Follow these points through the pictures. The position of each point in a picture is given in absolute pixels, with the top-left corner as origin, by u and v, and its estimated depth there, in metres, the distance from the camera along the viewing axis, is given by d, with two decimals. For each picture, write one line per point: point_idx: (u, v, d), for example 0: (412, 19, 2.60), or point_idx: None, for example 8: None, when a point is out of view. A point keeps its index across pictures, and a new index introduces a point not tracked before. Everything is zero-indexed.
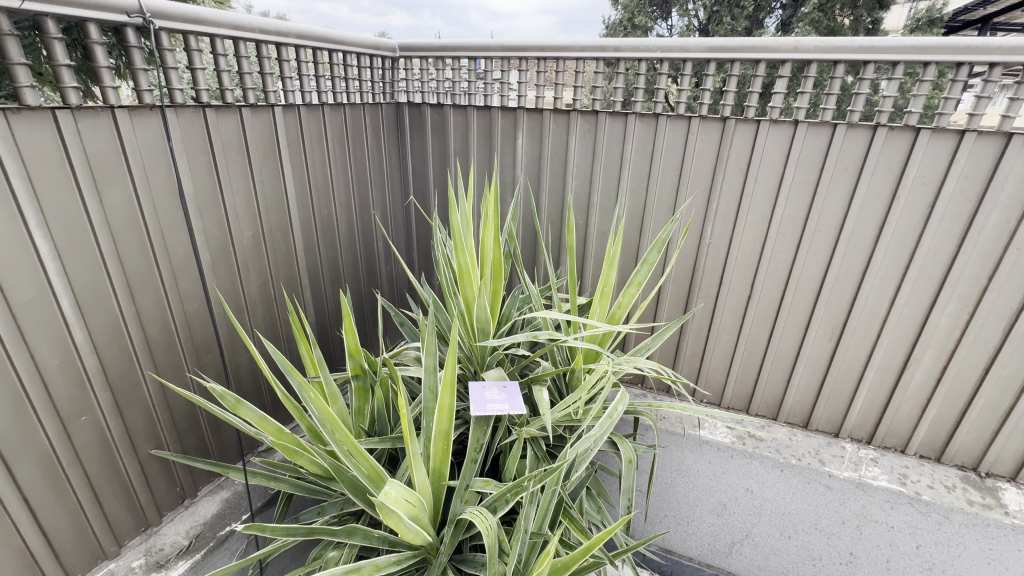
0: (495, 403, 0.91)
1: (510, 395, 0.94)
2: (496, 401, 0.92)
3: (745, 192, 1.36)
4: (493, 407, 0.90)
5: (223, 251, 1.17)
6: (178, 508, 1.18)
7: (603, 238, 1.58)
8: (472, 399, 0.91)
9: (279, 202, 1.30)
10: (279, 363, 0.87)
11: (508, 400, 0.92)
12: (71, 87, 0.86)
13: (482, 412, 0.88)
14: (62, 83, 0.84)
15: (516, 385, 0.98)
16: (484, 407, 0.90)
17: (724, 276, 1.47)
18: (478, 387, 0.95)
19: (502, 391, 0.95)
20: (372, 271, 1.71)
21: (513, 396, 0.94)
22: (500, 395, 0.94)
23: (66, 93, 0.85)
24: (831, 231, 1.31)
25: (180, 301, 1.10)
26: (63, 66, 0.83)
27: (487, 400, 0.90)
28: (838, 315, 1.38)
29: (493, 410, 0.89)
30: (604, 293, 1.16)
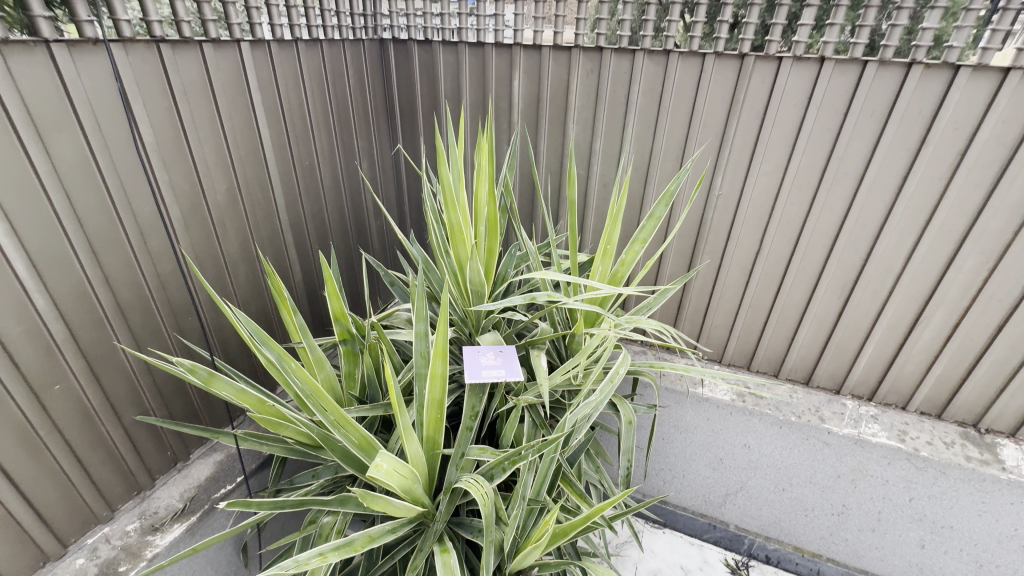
0: (492, 369, 0.87)
1: (507, 359, 0.90)
2: (493, 366, 0.87)
3: (760, 139, 1.26)
4: (489, 373, 0.85)
5: (195, 208, 1.08)
6: (172, 472, 1.17)
7: (605, 191, 1.49)
8: (468, 366, 0.87)
9: (254, 152, 1.19)
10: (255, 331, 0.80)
11: (504, 365, 0.88)
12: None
13: (479, 380, 0.83)
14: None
15: (513, 348, 0.93)
16: (480, 375, 0.85)
17: (733, 230, 1.39)
18: (472, 352, 0.90)
19: (498, 356, 0.90)
20: (361, 225, 1.62)
21: (510, 360, 0.89)
22: (496, 360, 0.89)
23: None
24: (850, 182, 1.22)
25: (152, 262, 1.02)
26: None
27: (483, 366, 0.86)
28: (851, 272, 1.32)
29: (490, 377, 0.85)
30: (607, 251, 1.08)
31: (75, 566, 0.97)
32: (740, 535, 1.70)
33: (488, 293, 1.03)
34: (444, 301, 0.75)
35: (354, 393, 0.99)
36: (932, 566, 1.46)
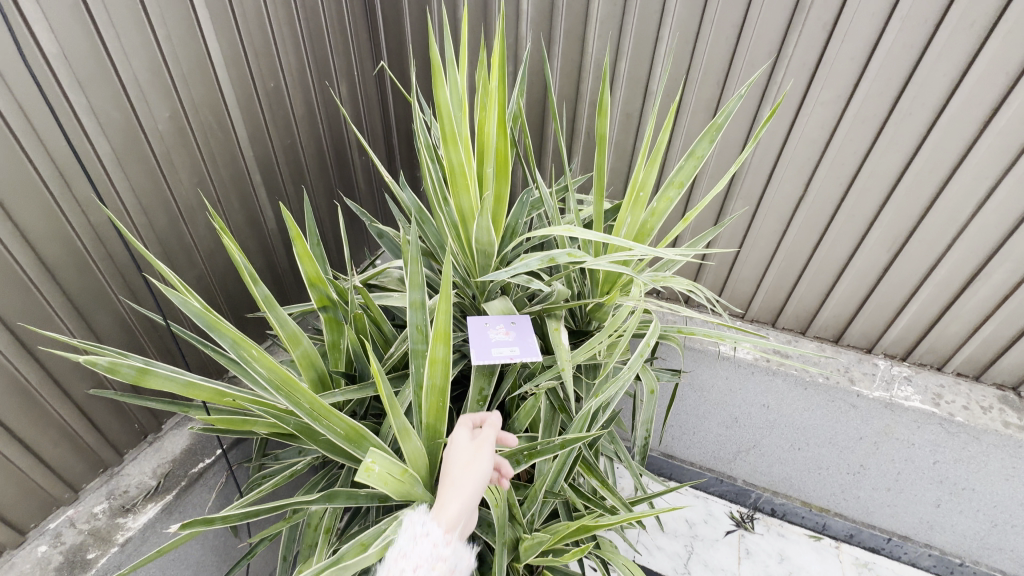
0: (503, 346, 0.72)
1: (520, 334, 0.75)
2: (504, 343, 0.73)
3: (824, 59, 1.04)
4: (500, 352, 0.71)
5: (129, 142, 0.87)
6: (142, 446, 1.05)
7: (629, 122, 1.27)
8: (474, 343, 0.72)
9: (201, 70, 0.96)
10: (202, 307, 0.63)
11: (518, 342, 0.73)
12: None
13: (488, 361, 0.69)
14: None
15: (527, 320, 0.78)
16: (489, 353, 0.70)
17: (775, 171, 1.20)
18: (478, 324, 0.75)
19: (510, 330, 0.75)
20: (343, 162, 1.40)
21: (525, 336, 0.74)
22: (508, 334, 0.75)
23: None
24: (926, 115, 1.02)
25: (81, 210, 0.83)
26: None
27: (493, 343, 0.71)
28: (908, 222, 1.15)
29: (502, 356, 0.70)
30: (637, 197, 0.90)
31: (37, 555, 0.87)
32: (747, 490, 1.66)
33: (496, 251, 0.86)
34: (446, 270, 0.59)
35: (341, 369, 0.85)
36: (943, 524, 1.43)
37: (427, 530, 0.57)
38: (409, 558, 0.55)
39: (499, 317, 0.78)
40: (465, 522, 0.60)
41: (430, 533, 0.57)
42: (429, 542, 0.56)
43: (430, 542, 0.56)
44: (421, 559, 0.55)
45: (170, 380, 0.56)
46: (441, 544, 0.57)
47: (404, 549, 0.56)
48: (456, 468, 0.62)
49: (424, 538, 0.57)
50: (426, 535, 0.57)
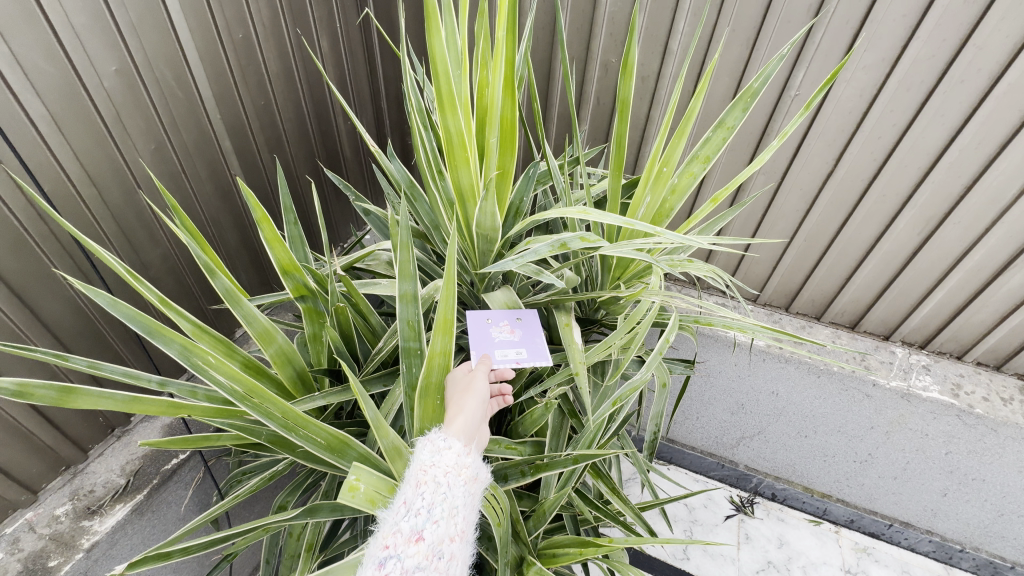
0: (508, 348, 0.66)
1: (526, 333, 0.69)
2: (508, 343, 0.66)
3: (872, 16, 0.91)
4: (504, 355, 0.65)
5: (67, 100, 0.74)
6: (109, 440, 0.96)
7: (644, 86, 1.15)
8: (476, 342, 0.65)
9: (151, 16, 0.81)
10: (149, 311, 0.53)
11: (525, 343, 0.66)
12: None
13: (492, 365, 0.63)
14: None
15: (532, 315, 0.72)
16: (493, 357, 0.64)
17: (804, 143, 1.10)
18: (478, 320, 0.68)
19: (514, 328, 0.69)
20: (326, 127, 1.27)
21: (531, 335, 0.68)
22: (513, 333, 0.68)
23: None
24: (979, 84, 0.91)
25: (11, 182, 0.70)
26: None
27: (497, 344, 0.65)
28: (945, 202, 1.06)
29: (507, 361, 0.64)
30: (660, 173, 0.80)
31: None
32: (748, 475, 1.62)
33: (500, 234, 0.76)
34: (452, 252, 0.51)
35: (324, 366, 0.75)
36: (948, 511, 1.40)
37: (449, 442, 0.55)
38: (438, 465, 0.53)
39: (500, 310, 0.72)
40: (476, 435, 0.60)
41: (453, 446, 0.55)
42: (454, 451, 0.54)
43: (455, 451, 0.54)
44: (452, 465, 0.53)
45: (104, 398, 0.48)
46: (466, 453, 0.55)
47: (428, 460, 0.53)
48: (455, 391, 0.61)
49: (449, 447, 0.54)
50: (450, 446, 0.55)
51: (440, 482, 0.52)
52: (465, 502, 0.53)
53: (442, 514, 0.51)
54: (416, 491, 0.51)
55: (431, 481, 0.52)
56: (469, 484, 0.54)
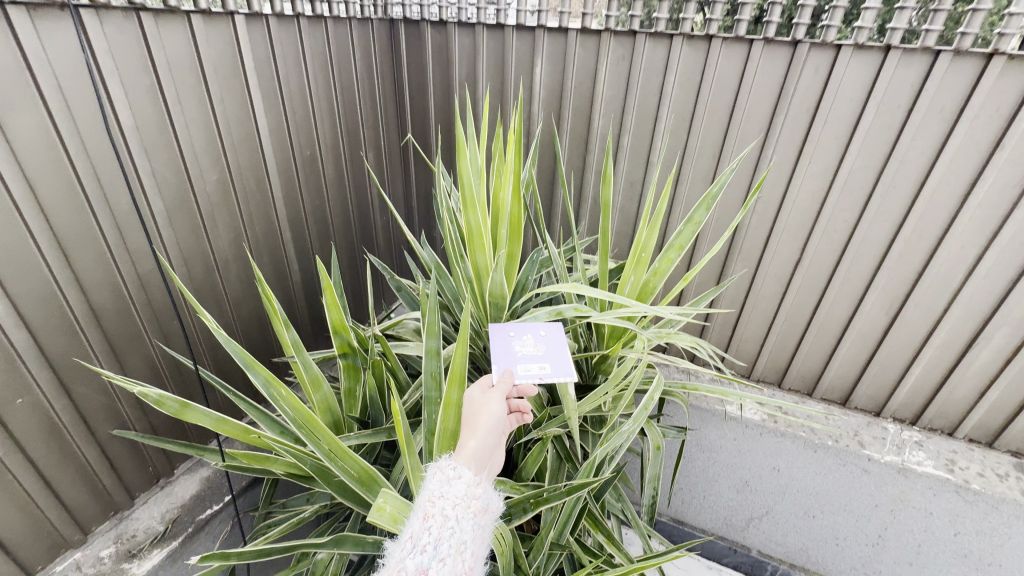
0: (531, 363, 0.73)
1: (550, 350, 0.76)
2: (532, 359, 0.74)
3: (810, 137, 1.14)
4: (528, 369, 0.72)
5: (181, 200, 0.97)
6: (154, 489, 1.06)
7: (632, 189, 1.38)
8: (502, 357, 0.73)
9: (249, 142, 1.07)
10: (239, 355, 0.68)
11: (548, 359, 0.73)
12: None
13: (515, 380, 0.69)
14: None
15: (559, 331, 0.79)
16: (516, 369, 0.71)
17: (772, 236, 1.28)
18: (505, 336, 0.76)
19: (539, 344, 0.76)
20: (366, 221, 1.52)
21: (555, 351, 0.76)
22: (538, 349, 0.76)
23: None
24: (909, 189, 1.10)
25: (131, 261, 0.91)
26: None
27: (521, 358, 0.72)
28: (903, 285, 1.20)
29: (531, 374, 0.72)
30: (640, 258, 0.97)
31: None
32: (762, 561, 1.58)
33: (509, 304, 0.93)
34: (463, 320, 0.63)
35: (355, 415, 0.88)
36: None
37: (459, 473, 0.60)
38: (446, 497, 0.57)
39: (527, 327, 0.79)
40: (484, 461, 0.66)
41: (462, 476, 0.60)
42: (463, 482, 0.59)
43: (465, 482, 0.59)
44: (459, 497, 0.58)
45: (205, 416, 0.63)
46: (474, 484, 0.60)
47: (438, 492, 0.57)
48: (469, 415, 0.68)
49: (459, 478, 0.59)
50: (459, 477, 0.59)
51: (447, 517, 0.56)
52: (472, 536, 0.56)
53: (449, 551, 0.53)
54: (424, 525, 0.54)
55: (438, 514, 0.55)
56: (475, 518, 0.58)
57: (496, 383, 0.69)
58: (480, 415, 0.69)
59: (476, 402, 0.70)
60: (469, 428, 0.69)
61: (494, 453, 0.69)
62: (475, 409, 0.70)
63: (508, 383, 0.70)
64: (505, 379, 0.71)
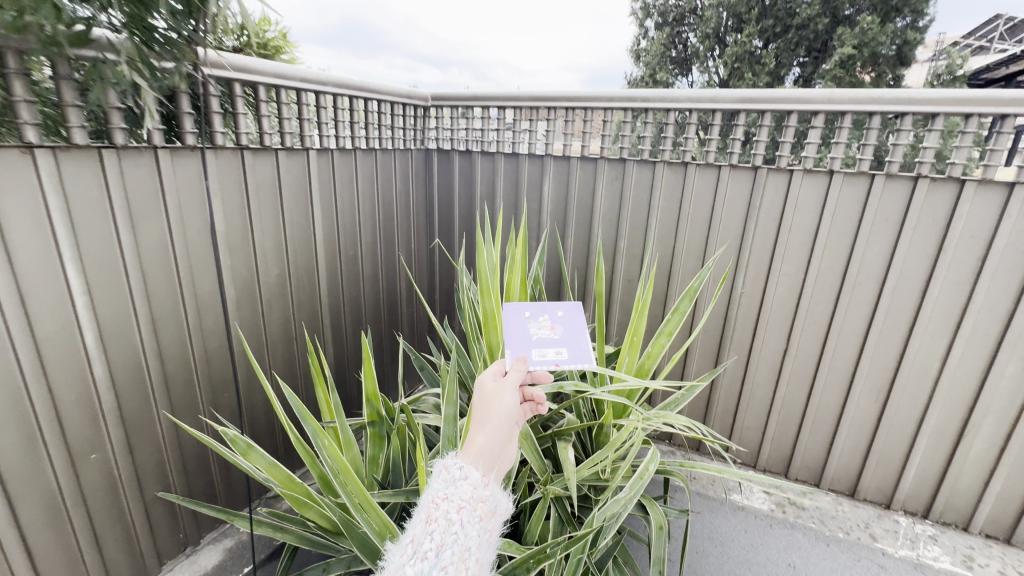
0: (547, 349, 0.77)
1: (567, 334, 0.80)
2: (549, 343, 0.78)
3: (779, 242, 1.33)
4: (544, 354, 0.76)
5: (248, 290, 1.17)
6: (180, 556, 1.13)
7: (630, 285, 1.56)
8: (518, 340, 0.77)
9: (306, 243, 1.31)
10: (295, 409, 0.83)
11: (564, 343, 0.78)
12: (31, 122, 0.75)
13: (530, 364, 0.72)
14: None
15: (577, 313, 0.82)
16: (532, 354, 0.76)
17: (759, 327, 1.41)
18: (523, 319, 0.80)
19: (555, 324, 0.80)
20: (394, 311, 1.72)
21: (571, 336, 0.79)
22: (555, 333, 0.80)
23: (25, 131, 0.75)
24: (873, 285, 1.25)
25: (201, 338, 1.09)
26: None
27: (537, 343, 0.76)
28: (886, 373, 1.29)
29: (546, 359, 0.76)
30: (633, 342, 1.11)
31: None
32: None
33: None
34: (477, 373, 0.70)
35: (377, 477, 0.97)
36: None
37: (465, 473, 0.56)
38: (451, 500, 0.53)
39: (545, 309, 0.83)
40: (497, 460, 0.62)
41: (469, 476, 0.56)
42: (470, 483, 0.55)
43: (471, 483, 0.55)
44: (464, 500, 0.54)
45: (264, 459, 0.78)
46: (481, 486, 0.56)
47: (443, 493, 0.54)
48: (482, 408, 0.66)
49: (464, 479, 0.55)
50: (466, 477, 0.56)
51: (450, 521, 0.52)
52: (477, 542, 0.52)
53: (451, 558, 0.49)
54: (426, 529, 0.51)
55: (442, 519, 0.52)
56: (481, 523, 0.54)
57: (511, 370, 0.71)
58: (493, 406, 0.66)
59: (489, 391, 0.68)
60: (482, 418, 0.65)
61: (505, 448, 0.65)
62: (487, 400, 0.67)
63: (524, 368, 0.73)
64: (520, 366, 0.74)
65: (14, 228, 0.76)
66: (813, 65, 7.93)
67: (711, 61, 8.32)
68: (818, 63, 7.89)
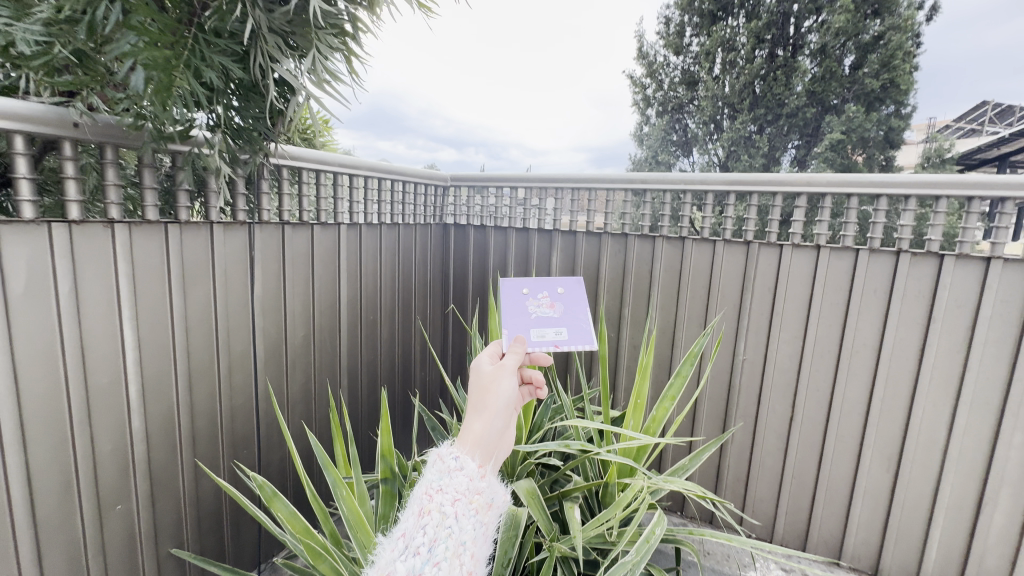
0: (547, 330, 0.80)
1: (566, 311, 0.84)
2: (549, 322, 0.81)
3: (775, 310, 1.40)
4: (542, 334, 0.79)
5: (276, 350, 1.26)
6: None
7: (635, 351, 1.62)
8: (519, 317, 0.80)
9: (331, 308, 1.41)
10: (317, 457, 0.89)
11: (563, 322, 0.82)
12: (115, 203, 0.91)
13: (527, 347, 0.72)
14: (66, 196, 0.83)
15: (575, 291, 0.86)
16: (531, 334, 0.79)
17: (763, 393, 1.44)
18: (523, 296, 0.84)
19: (555, 302, 0.84)
20: (407, 374, 1.80)
21: (570, 314, 0.84)
22: (553, 311, 0.83)
23: (109, 209, 0.90)
24: (870, 353, 1.29)
25: (230, 395, 1.16)
26: (21, 155, 0.77)
27: (537, 324, 0.80)
28: (894, 442, 1.29)
29: (545, 339, 0.79)
30: (638, 404, 1.15)
31: None
32: None
33: (525, 437, 1.21)
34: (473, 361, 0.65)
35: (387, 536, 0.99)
36: None
37: (461, 463, 0.54)
38: (445, 492, 0.51)
39: (545, 287, 0.87)
40: (495, 449, 0.59)
41: (465, 467, 0.53)
42: (465, 474, 0.53)
43: (467, 474, 0.53)
44: (459, 492, 0.51)
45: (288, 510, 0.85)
46: (477, 478, 0.53)
47: (437, 484, 0.52)
48: (477, 395, 0.62)
49: (460, 470, 0.53)
50: (461, 468, 0.53)
51: (444, 514, 0.50)
52: (472, 536, 0.50)
53: (444, 553, 0.47)
54: (419, 523, 0.49)
55: (435, 512, 0.49)
56: (477, 517, 0.52)
57: (506, 354, 0.71)
58: (490, 391, 0.63)
59: (486, 377, 0.64)
60: (478, 403, 0.62)
61: (505, 434, 0.62)
62: (482, 386, 0.63)
63: (521, 352, 0.73)
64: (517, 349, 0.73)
65: (86, 289, 0.87)
66: (806, 149, 8.42)
67: (710, 143, 8.85)
68: (812, 147, 8.40)
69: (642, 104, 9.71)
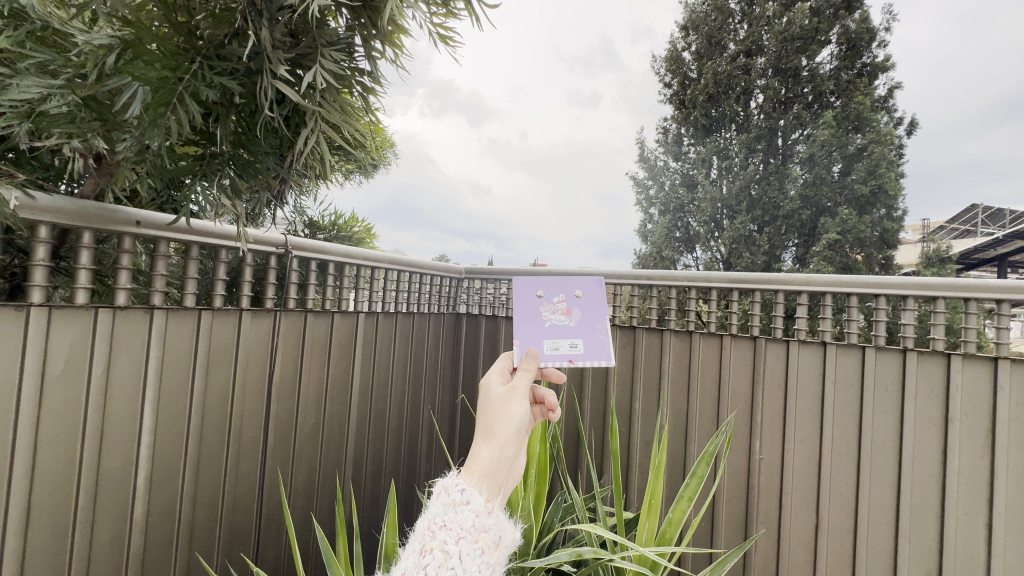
0: (562, 343, 0.85)
1: (582, 321, 0.88)
2: (565, 338, 0.85)
3: (789, 408, 1.39)
4: (556, 348, 0.84)
5: (286, 436, 1.25)
6: None
7: (647, 447, 1.58)
8: (534, 318, 0.87)
9: (343, 393, 1.42)
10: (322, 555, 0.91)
11: (578, 338, 0.86)
12: (158, 291, 0.98)
13: (537, 363, 0.71)
14: (116, 284, 0.92)
15: (595, 297, 0.90)
16: (545, 348, 0.83)
17: (783, 494, 1.38)
18: (536, 299, 0.89)
19: (566, 307, 0.89)
20: (412, 464, 1.75)
21: (585, 326, 0.88)
22: (569, 319, 0.88)
23: (152, 297, 0.97)
24: (891, 452, 1.25)
25: (234, 484, 1.14)
26: (85, 247, 0.86)
27: (550, 339, 0.84)
28: (930, 557, 1.19)
29: (559, 353, 0.83)
30: (651, 505, 1.11)
31: None
32: None
33: (535, 541, 1.15)
34: (486, 380, 0.68)
35: None
36: None
37: (467, 497, 0.52)
38: (450, 529, 0.49)
39: (564, 289, 0.91)
40: (502, 482, 0.57)
41: (472, 502, 0.51)
42: (472, 509, 0.51)
43: (472, 509, 0.51)
44: (464, 529, 0.49)
45: None
46: (483, 514, 0.51)
47: (442, 520, 0.50)
48: (489, 416, 0.62)
49: (466, 504, 0.51)
50: (467, 502, 0.51)
51: (447, 554, 0.47)
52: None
53: None
54: (420, 560, 0.46)
55: (438, 551, 0.47)
56: (483, 558, 0.49)
57: (519, 369, 0.71)
58: (502, 416, 0.62)
59: (496, 402, 0.64)
60: (488, 429, 0.61)
61: (515, 462, 0.62)
62: (492, 410, 0.63)
63: (533, 370, 0.71)
64: (527, 368, 0.72)
65: (118, 371, 0.92)
66: (805, 247, 8.69)
67: (711, 240, 9.11)
68: (811, 245, 8.67)
69: (644, 204, 10.31)
